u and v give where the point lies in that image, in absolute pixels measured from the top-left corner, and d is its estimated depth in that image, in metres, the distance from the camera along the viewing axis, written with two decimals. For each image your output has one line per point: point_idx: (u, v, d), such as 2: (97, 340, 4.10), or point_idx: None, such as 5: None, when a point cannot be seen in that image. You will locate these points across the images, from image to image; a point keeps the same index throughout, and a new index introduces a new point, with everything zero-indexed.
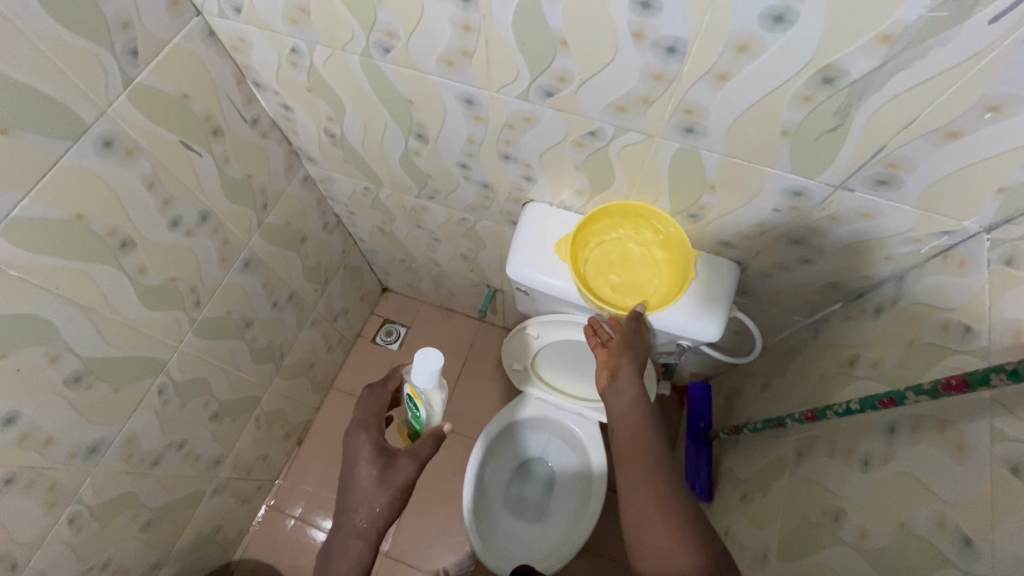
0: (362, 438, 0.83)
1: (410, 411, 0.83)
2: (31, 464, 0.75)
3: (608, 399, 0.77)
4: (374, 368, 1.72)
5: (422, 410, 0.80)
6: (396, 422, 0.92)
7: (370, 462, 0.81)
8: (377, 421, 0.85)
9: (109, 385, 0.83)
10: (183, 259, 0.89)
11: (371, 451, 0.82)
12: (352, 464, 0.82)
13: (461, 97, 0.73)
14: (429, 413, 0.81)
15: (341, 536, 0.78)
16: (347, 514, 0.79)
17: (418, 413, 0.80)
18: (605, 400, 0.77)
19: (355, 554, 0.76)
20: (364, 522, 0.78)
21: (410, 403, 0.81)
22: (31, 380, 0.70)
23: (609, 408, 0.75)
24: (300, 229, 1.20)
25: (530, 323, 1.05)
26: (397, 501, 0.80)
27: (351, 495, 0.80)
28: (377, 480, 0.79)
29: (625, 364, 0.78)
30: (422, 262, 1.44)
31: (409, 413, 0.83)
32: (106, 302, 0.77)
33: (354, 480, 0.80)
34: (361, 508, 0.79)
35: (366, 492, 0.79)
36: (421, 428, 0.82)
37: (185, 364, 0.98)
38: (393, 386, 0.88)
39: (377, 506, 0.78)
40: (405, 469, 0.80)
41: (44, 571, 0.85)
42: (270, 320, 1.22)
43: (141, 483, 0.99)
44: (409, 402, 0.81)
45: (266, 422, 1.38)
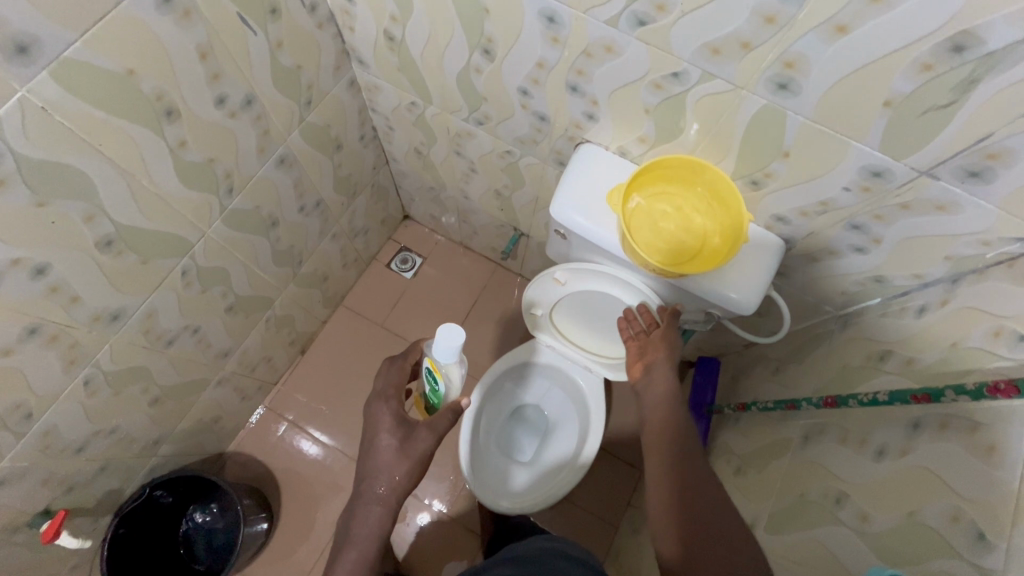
0: (382, 408, 0.86)
1: (428, 385, 0.85)
2: (56, 319, 0.75)
3: (643, 390, 0.89)
4: (385, 293, 1.72)
5: (441, 384, 0.83)
6: (414, 395, 0.95)
7: (391, 432, 0.84)
8: (398, 389, 0.88)
9: (137, 255, 0.82)
10: (224, 140, 0.86)
11: (390, 421, 0.85)
12: (373, 433, 0.85)
13: (544, 13, 0.69)
14: (448, 388, 0.84)
15: (362, 503, 0.81)
16: (369, 482, 0.82)
17: (436, 386, 0.83)
18: (639, 391, 0.89)
19: (376, 521, 0.80)
20: (385, 489, 0.81)
21: (429, 377, 0.84)
22: (64, 234, 0.69)
23: (643, 397, 0.87)
24: (338, 134, 1.16)
25: (558, 268, 1.02)
26: (416, 472, 0.84)
27: (372, 463, 0.83)
28: (396, 451, 0.83)
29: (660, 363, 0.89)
30: (452, 192, 1.41)
31: (427, 387, 0.86)
32: (145, 170, 0.75)
33: (375, 449, 0.84)
34: (381, 476, 0.82)
35: (386, 461, 0.82)
36: (437, 401, 0.85)
37: (210, 250, 0.97)
38: (412, 359, 0.91)
39: (397, 474, 0.82)
40: (423, 440, 0.84)
41: (56, 426, 0.87)
42: (295, 223, 1.20)
43: (155, 359, 1.00)
44: (428, 375, 0.84)
45: (275, 325, 1.38)
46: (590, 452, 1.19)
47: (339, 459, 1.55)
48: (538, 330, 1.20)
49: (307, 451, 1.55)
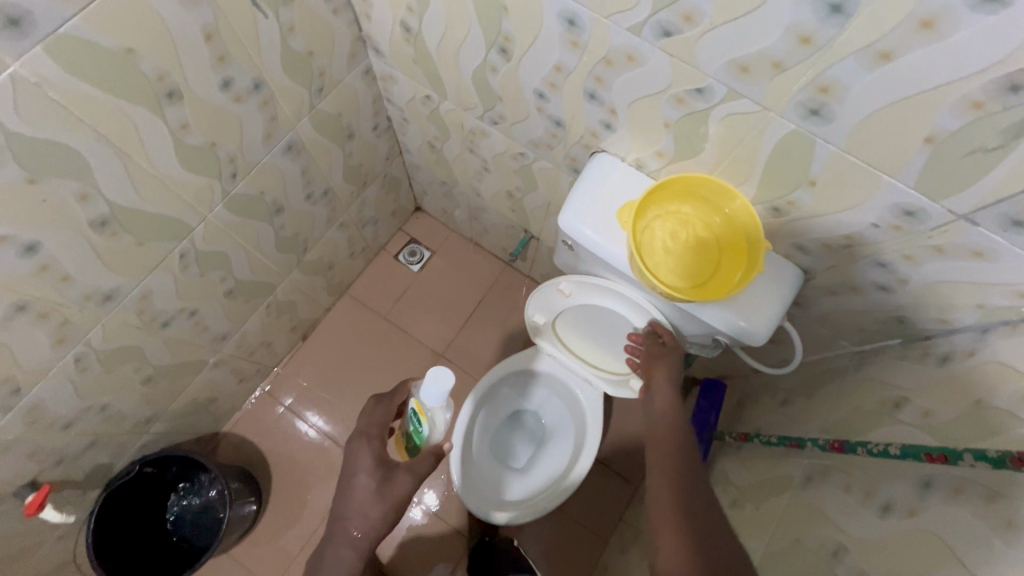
0: (364, 448, 0.90)
1: (412, 425, 0.87)
2: (46, 297, 0.74)
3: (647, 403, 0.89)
4: (391, 284, 1.70)
5: (425, 426, 0.85)
6: (396, 433, 0.97)
7: (368, 473, 0.88)
8: (383, 428, 0.92)
9: (133, 237, 0.80)
10: (228, 124, 0.84)
11: (371, 461, 0.89)
12: (352, 472, 0.89)
13: (564, 16, 0.65)
14: (431, 430, 0.86)
15: (333, 544, 0.85)
16: (344, 521, 0.86)
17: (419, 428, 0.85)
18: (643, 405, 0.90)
19: (345, 561, 0.83)
20: (357, 532, 0.85)
21: (413, 417, 0.86)
22: (57, 213, 0.68)
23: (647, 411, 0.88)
24: (350, 123, 1.14)
25: (564, 279, 0.98)
26: (392, 513, 0.86)
27: (348, 505, 0.87)
28: (372, 494, 0.86)
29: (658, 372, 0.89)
30: (464, 188, 1.38)
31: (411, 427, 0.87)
32: (143, 151, 0.73)
33: (351, 489, 0.87)
34: (355, 519, 0.85)
35: (361, 503, 0.86)
36: (419, 442, 0.87)
37: (210, 234, 0.96)
38: (398, 400, 0.94)
39: (370, 517, 0.85)
40: (402, 483, 0.86)
41: (45, 401, 0.86)
42: (301, 211, 1.19)
43: (149, 339, 0.99)
44: (413, 416, 0.86)
45: (277, 310, 1.37)
46: (581, 469, 1.17)
47: (332, 447, 1.54)
48: (539, 338, 1.17)
49: (304, 434, 1.55)
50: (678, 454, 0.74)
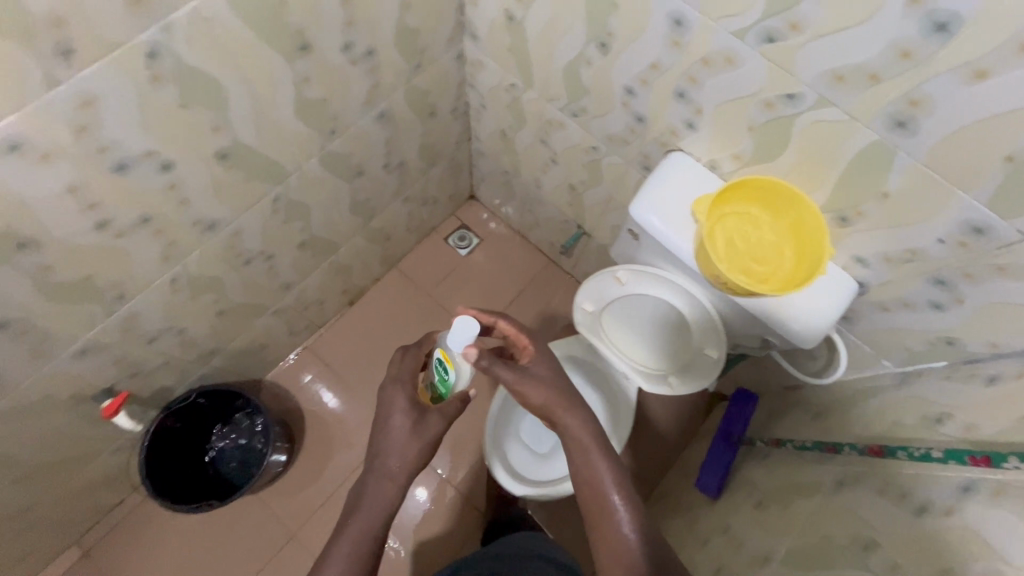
0: (398, 390, 0.92)
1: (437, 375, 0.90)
2: (166, 215, 0.82)
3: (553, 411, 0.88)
4: (438, 265, 1.77)
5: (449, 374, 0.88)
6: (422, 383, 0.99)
7: (404, 413, 0.90)
8: (412, 374, 0.94)
9: (243, 173, 0.88)
10: (340, 84, 0.92)
11: (407, 401, 0.90)
12: (387, 413, 0.90)
13: (671, 16, 0.72)
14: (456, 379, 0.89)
15: (374, 477, 0.87)
16: (382, 458, 0.88)
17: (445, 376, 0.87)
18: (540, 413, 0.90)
19: (387, 494, 0.86)
20: (396, 466, 0.87)
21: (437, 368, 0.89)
22: (192, 139, 0.76)
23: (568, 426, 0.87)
24: (435, 102, 1.22)
25: (619, 267, 1.04)
26: (428, 453, 0.89)
27: (386, 441, 0.88)
28: (410, 432, 0.88)
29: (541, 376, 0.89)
30: (526, 179, 1.45)
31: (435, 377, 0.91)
32: (270, 96, 0.81)
33: (388, 427, 0.89)
34: (394, 454, 0.87)
35: (398, 440, 0.88)
36: (444, 389, 0.90)
37: (302, 184, 1.03)
38: (426, 351, 0.96)
39: (408, 453, 0.87)
40: (436, 423, 0.90)
41: (138, 313, 0.94)
42: (377, 178, 1.26)
43: (230, 274, 1.07)
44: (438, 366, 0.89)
45: (335, 271, 1.45)
46: None
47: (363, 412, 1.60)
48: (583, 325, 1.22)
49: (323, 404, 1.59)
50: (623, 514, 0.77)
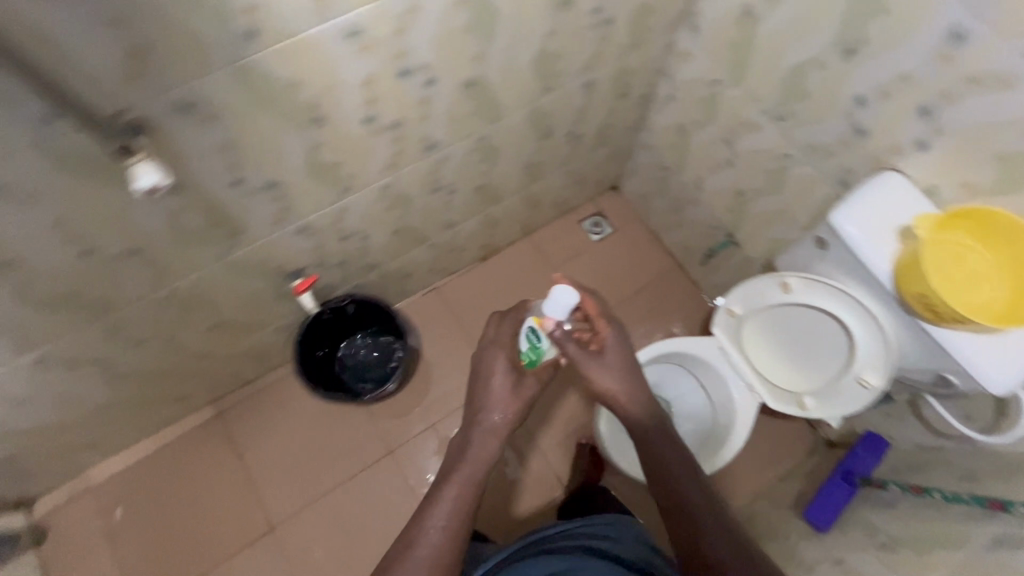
0: (497, 352, 0.91)
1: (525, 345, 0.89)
2: (409, 126, 0.93)
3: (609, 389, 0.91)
4: (569, 244, 1.83)
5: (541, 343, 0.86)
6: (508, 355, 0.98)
7: (504, 374, 0.90)
8: (503, 335, 0.91)
9: (473, 105, 0.98)
10: (574, 42, 1.00)
11: (507, 364, 0.89)
12: (488, 373, 0.90)
13: (949, 30, 0.75)
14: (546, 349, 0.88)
15: (478, 432, 0.88)
16: (483, 413, 0.89)
17: (538, 345, 0.86)
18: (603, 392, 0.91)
19: (489, 448, 0.87)
20: (499, 422, 0.88)
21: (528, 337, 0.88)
22: (456, 62, 0.86)
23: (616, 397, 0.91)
24: (630, 83, 1.27)
25: (791, 274, 1.04)
26: (522, 414, 0.91)
27: (488, 399, 0.89)
28: (510, 392, 0.89)
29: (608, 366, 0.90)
30: (688, 176, 1.47)
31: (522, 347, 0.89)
32: (524, 37, 0.90)
33: (490, 386, 0.89)
34: (496, 411, 0.89)
35: (501, 398, 0.89)
36: (532, 360, 0.87)
37: (505, 129, 1.13)
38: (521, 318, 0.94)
39: (510, 411, 0.89)
40: (533, 385, 0.90)
41: (348, 210, 1.06)
42: (556, 144, 1.34)
43: (420, 197, 1.18)
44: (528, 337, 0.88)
45: (486, 223, 1.54)
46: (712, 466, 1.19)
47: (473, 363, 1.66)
48: (722, 327, 1.23)
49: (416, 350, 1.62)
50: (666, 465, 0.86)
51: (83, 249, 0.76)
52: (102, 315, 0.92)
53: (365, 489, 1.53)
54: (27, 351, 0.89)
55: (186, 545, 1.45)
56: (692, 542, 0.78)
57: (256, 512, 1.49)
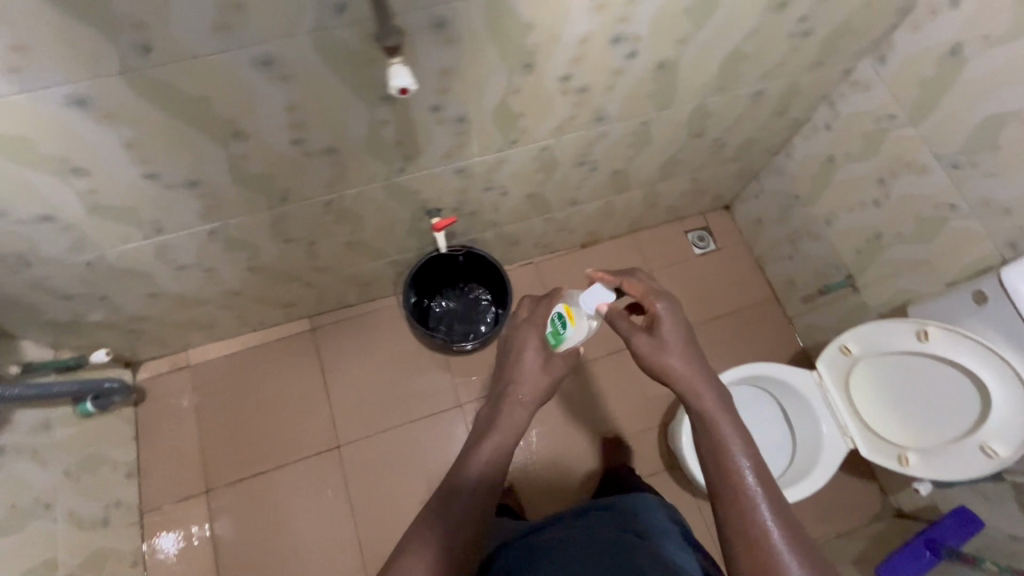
0: (530, 332, 0.87)
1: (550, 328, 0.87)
2: (594, 93, 0.96)
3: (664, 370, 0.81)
4: (669, 251, 1.81)
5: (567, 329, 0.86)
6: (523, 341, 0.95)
7: (536, 351, 0.85)
8: (539, 313, 0.89)
9: (655, 88, 1.01)
10: (769, 48, 1.01)
11: (541, 344, 0.86)
12: (520, 350, 0.85)
13: None
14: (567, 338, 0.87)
15: (507, 402, 0.82)
16: (512, 386, 0.83)
17: (561, 331, 0.86)
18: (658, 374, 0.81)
19: (517, 421, 0.81)
20: (529, 395, 0.82)
21: (555, 321, 0.87)
22: (663, 42, 0.89)
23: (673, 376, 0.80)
24: (793, 103, 1.27)
25: (934, 324, 1.03)
26: (549, 393, 0.85)
27: (517, 371, 0.84)
28: (540, 368, 0.84)
29: (656, 345, 0.80)
30: (820, 209, 1.44)
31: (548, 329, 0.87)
32: (730, 33, 0.93)
33: (520, 361, 0.85)
34: (525, 383, 0.83)
35: (531, 371, 0.84)
36: (553, 346, 0.87)
37: (667, 119, 1.15)
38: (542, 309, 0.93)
39: (540, 385, 0.83)
40: (563, 365, 0.85)
41: (504, 162, 1.11)
42: (700, 146, 1.34)
43: (564, 167, 1.22)
44: (555, 321, 0.87)
45: (602, 211, 1.57)
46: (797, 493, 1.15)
47: None
48: (830, 364, 1.20)
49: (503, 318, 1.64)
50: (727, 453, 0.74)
51: (299, 137, 0.83)
52: (278, 204, 0.99)
53: (425, 438, 1.59)
54: (210, 220, 0.98)
55: (255, 441, 1.55)
56: (748, 535, 0.69)
57: (324, 429, 1.57)
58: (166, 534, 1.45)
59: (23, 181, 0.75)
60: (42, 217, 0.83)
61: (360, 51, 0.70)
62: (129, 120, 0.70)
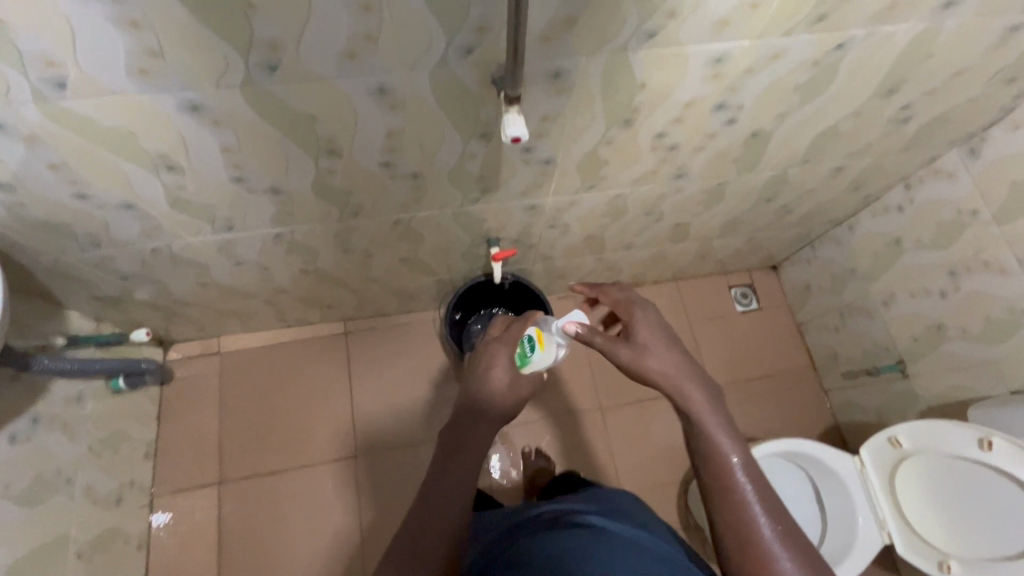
0: (499, 349, 0.75)
1: (521, 349, 0.73)
2: (683, 153, 0.95)
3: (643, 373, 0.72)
4: (711, 304, 1.78)
5: (540, 351, 0.72)
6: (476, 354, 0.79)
7: (504, 370, 0.73)
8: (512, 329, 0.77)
9: (742, 154, 1.00)
10: (864, 130, 1.00)
11: (509, 366, 0.74)
12: (487, 367, 0.74)
13: None
14: (539, 362, 0.73)
15: (469, 421, 0.71)
16: (477, 404, 0.72)
17: (526, 354, 0.73)
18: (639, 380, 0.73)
19: (484, 441, 0.71)
20: (493, 415, 0.71)
21: (525, 341, 0.73)
22: (765, 114, 0.88)
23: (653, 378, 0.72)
24: (870, 181, 1.25)
25: (1000, 437, 0.99)
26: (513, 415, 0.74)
27: (482, 389, 0.72)
28: (508, 389, 0.73)
29: (630, 347, 0.73)
30: (878, 289, 1.41)
31: (519, 350, 0.73)
32: (831, 113, 0.92)
33: (485, 378, 0.73)
34: (490, 401, 0.72)
35: (496, 390, 0.72)
36: (520, 369, 0.74)
37: (744, 183, 1.13)
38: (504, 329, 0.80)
39: (502, 406, 0.72)
40: (528, 387, 0.74)
41: (574, 204, 1.09)
42: (767, 210, 1.32)
43: (629, 215, 1.20)
44: (527, 340, 0.73)
45: (654, 257, 1.55)
46: None
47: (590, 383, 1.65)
48: (878, 454, 1.17)
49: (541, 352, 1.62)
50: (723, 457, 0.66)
51: (389, 160, 0.82)
52: (348, 218, 0.98)
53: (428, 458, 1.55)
54: (279, 224, 0.97)
55: (270, 437, 1.53)
56: (743, 545, 0.64)
57: (341, 436, 1.55)
58: (160, 512, 1.43)
59: (115, 170, 0.74)
60: (123, 204, 0.83)
61: (473, 90, 0.69)
62: (235, 128, 0.69)
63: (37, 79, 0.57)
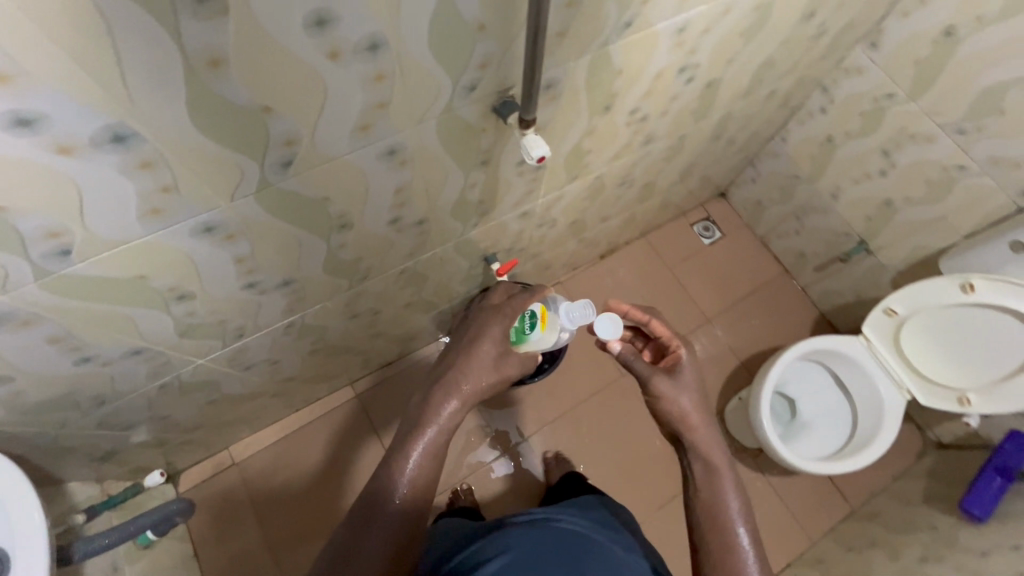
0: (497, 319, 0.81)
1: (521, 321, 0.83)
2: (651, 120, 1.00)
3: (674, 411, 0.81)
4: (680, 246, 1.87)
5: (536, 332, 0.82)
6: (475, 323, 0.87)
7: (494, 339, 0.79)
8: (513, 303, 0.83)
9: (699, 105, 1.06)
10: (791, 53, 1.09)
11: (501, 337, 0.79)
12: (474, 336, 0.80)
13: None
14: (533, 341, 0.83)
15: (442, 388, 0.73)
16: (451, 373, 0.75)
17: (527, 331, 0.82)
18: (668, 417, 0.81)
19: (455, 414, 0.73)
20: (469, 387, 0.74)
21: (529, 317, 0.83)
22: (716, 65, 0.94)
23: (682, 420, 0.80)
24: (795, 94, 1.36)
25: (978, 278, 1.14)
26: (497, 388, 0.78)
27: (466, 359, 0.76)
28: (493, 361, 0.77)
29: (669, 384, 0.81)
30: (823, 186, 1.55)
31: (518, 322, 0.83)
32: (767, 47, 1.00)
33: (471, 348, 0.78)
34: (469, 375, 0.75)
35: (478, 364, 0.76)
36: (513, 342, 0.83)
37: (699, 129, 1.20)
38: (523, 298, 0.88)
39: (484, 380, 0.76)
40: (513, 368, 0.79)
41: (560, 198, 1.11)
42: (716, 146, 1.41)
43: (606, 190, 1.24)
44: (531, 317, 0.83)
45: (625, 221, 1.60)
46: (862, 461, 1.25)
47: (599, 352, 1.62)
48: (880, 328, 1.30)
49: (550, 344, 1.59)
50: (722, 500, 0.75)
51: (396, 216, 0.80)
52: (357, 284, 0.94)
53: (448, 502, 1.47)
54: (290, 315, 0.92)
55: (309, 530, 1.37)
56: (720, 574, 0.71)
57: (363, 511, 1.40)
58: None
59: (123, 321, 0.68)
60: (130, 352, 0.75)
61: (475, 124, 0.69)
62: (247, 237, 0.65)
63: (42, 256, 0.51)
